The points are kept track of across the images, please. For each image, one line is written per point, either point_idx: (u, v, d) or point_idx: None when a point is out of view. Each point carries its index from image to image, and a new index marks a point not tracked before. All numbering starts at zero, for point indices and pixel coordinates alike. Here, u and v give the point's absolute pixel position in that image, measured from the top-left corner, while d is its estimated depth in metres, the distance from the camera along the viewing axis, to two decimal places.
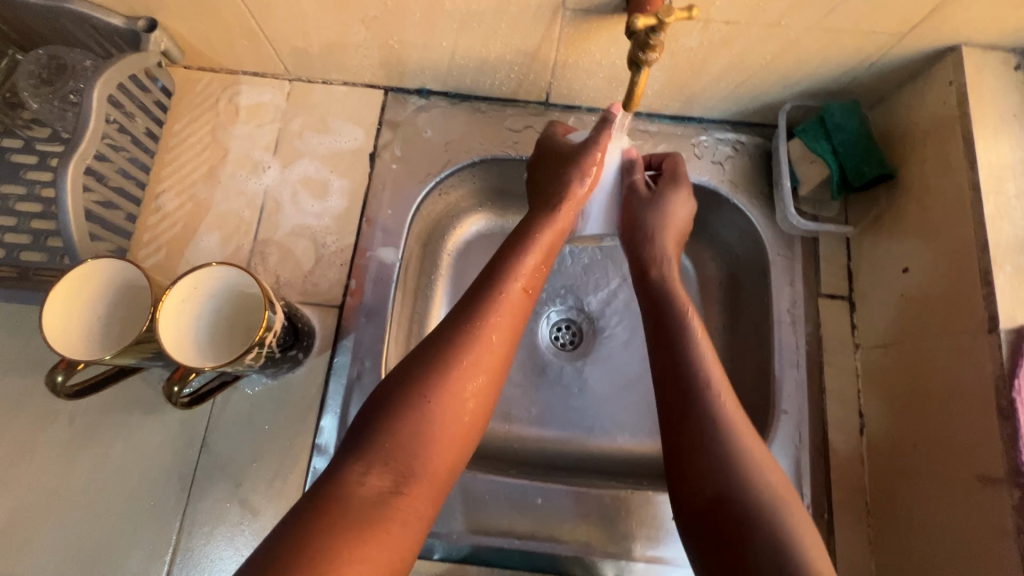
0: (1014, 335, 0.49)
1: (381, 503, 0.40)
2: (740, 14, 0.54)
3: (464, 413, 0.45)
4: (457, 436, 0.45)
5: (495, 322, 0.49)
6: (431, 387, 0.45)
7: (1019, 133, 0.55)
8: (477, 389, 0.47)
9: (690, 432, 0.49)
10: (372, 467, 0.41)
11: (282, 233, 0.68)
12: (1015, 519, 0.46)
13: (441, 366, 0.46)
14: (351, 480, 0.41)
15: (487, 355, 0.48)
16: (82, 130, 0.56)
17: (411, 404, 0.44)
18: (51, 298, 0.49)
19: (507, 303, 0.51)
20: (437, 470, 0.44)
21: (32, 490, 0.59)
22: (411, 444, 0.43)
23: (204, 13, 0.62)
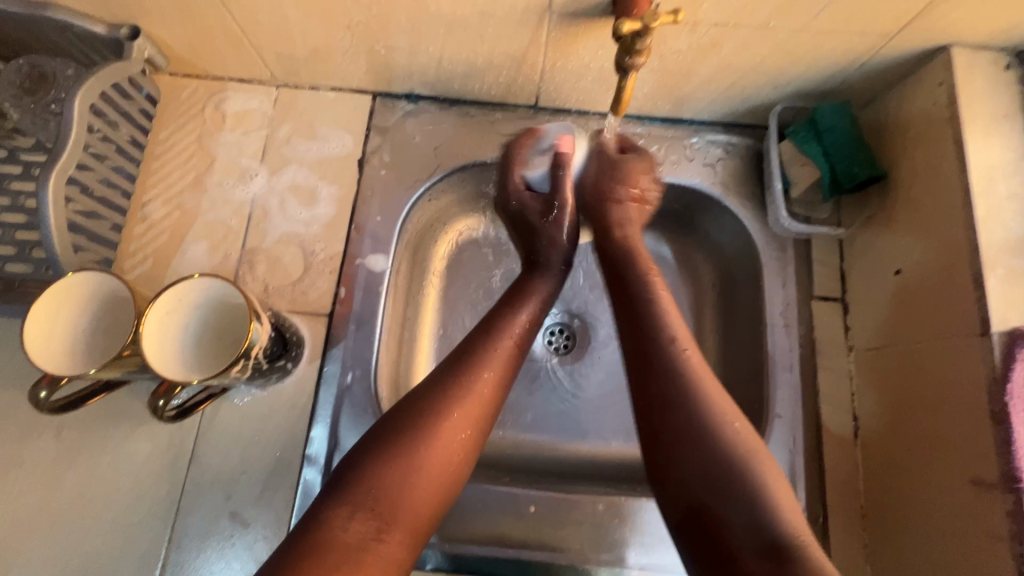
0: (1006, 338, 0.48)
1: (364, 548, 0.41)
2: (728, 17, 0.54)
3: (454, 462, 0.47)
4: (444, 482, 0.46)
5: (488, 369, 0.51)
6: (419, 438, 0.46)
7: (1010, 133, 0.54)
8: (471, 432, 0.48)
9: (670, 452, 0.46)
10: (357, 513, 0.42)
11: (270, 241, 0.67)
12: (1009, 524, 0.46)
13: (433, 413, 0.47)
14: (337, 526, 0.41)
15: (478, 402, 0.49)
16: (64, 141, 0.55)
17: (400, 452, 0.45)
18: (32, 312, 0.48)
19: (499, 354, 0.53)
20: (418, 516, 0.44)
21: (19, 505, 0.58)
22: (397, 492, 0.44)
23: (188, 20, 0.61)
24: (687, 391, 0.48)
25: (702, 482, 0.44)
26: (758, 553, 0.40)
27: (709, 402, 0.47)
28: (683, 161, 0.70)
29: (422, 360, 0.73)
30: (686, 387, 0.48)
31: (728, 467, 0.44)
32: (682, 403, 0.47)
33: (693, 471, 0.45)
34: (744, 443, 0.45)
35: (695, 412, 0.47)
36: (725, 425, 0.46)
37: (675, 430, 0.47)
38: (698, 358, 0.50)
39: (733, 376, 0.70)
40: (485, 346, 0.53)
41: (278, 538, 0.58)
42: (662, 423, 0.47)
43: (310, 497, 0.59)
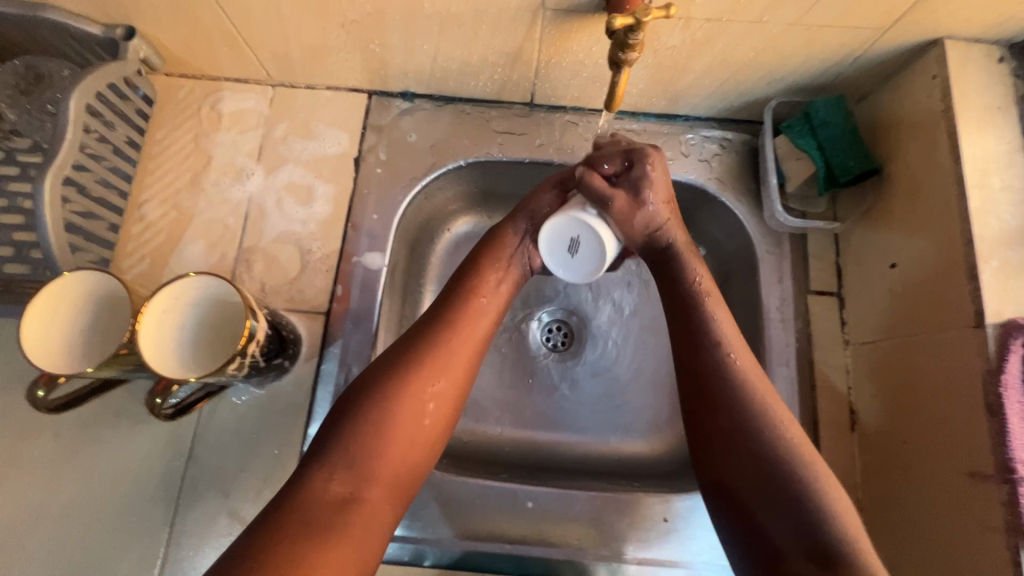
0: (1001, 329, 0.49)
1: (344, 507, 0.42)
2: (721, 12, 0.54)
3: (427, 423, 0.48)
4: (417, 444, 0.47)
5: (457, 330, 0.51)
6: (391, 399, 0.46)
7: (1004, 126, 0.54)
8: (440, 392, 0.49)
9: (720, 447, 0.48)
10: (334, 472, 0.43)
11: (267, 241, 0.67)
12: (1005, 515, 0.46)
13: (407, 370, 0.48)
14: (315, 483, 0.43)
15: (448, 364, 0.50)
16: (60, 141, 0.55)
17: (372, 411, 0.46)
18: (27, 314, 0.48)
19: (469, 320, 0.53)
20: (396, 474, 0.46)
21: (18, 505, 0.59)
22: (370, 450, 0.45)
23: (183, 20, 0.61)
24: (737, 389, 0.49)
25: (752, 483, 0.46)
26: (807, 557, 0.42)
27: (772, 420, 0.47)
28: (678, 157, 0.70)
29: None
30: (739, 389, 0.49)
31: (788, 481, 0.45)
32: (730, 403, 0.49)
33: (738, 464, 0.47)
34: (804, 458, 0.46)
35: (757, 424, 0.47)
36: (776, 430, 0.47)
37: (730, 430, 0.48)
38: (749, 362, 0.51)
39: None
40: (456, 309, 0.53)
41: None
42: (717, 424, 0.49)
43: None
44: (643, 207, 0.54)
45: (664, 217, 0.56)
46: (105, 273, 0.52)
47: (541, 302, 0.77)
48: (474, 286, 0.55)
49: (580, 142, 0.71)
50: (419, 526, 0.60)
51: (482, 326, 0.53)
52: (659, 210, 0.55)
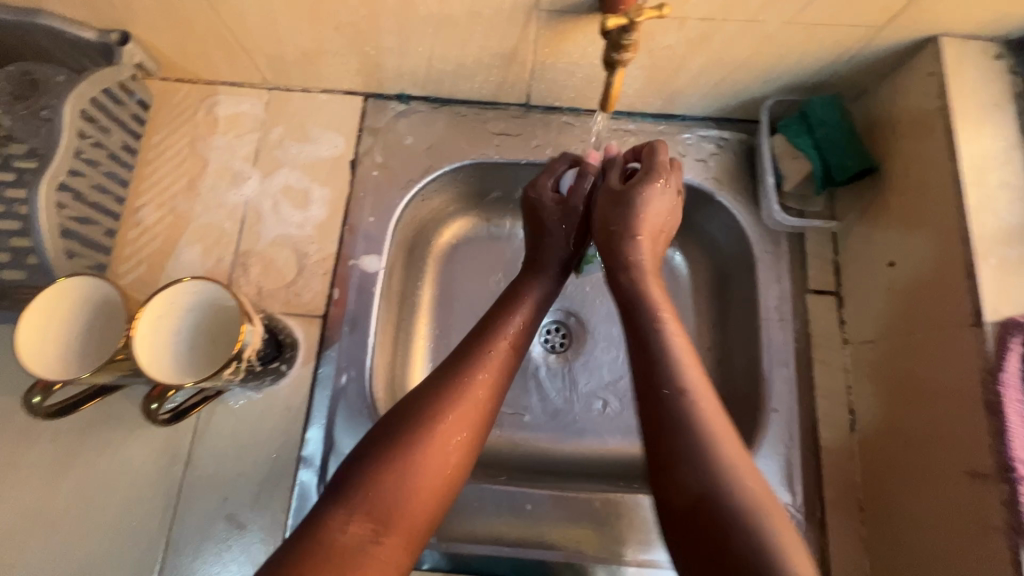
0: (999, 327, 0.48)
1: (359, 553, 0.40)
2: (716, 11, 0.54)
3: (451, 459, 0.47)
4: (441, 482, 0.46)
5: (483, 371, 0.52)
6: (416, 440, 0.46)
7: (1000, 123, 0.54)
8: (467, 425, 0.49)
9: (671, 464, 0.45)
10: (354, 514, 0.42)
11: (264, 244, 0.67)
12: (1004, 515, 0.46)
13: (431, 414, 0.48)
14: (334, 525, 0.41)
15: (474, 399, 0.50)
16: (54, 147, 0.55)
17: (396, 457, 0.45)
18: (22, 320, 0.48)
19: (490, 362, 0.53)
20: (415, 522, 0.44)
21: (16, 510, 0.58)
22: (391, 492, 0.43)
23: (177, 24, 0.61)
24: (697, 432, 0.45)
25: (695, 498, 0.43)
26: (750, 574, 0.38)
27: (711, 429, 0.45)
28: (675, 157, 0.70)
29: (417, 361, 0.72)
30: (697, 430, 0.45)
31: (734, 504, 0.42)
32: (689, 440, 0.45)
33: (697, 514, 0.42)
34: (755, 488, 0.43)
35: (706, 449, 0.44)
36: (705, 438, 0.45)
37: (681, 471, 0.44)
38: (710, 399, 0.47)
39: (729, 371, 0.69)
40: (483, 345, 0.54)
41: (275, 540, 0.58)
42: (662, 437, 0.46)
43: (307, 498, 0.59)
44: (621, 217, 0.59)
45: (640, 230, 0.59)
46: (101, 279, 0.52)
47: None
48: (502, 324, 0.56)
49: (577, 144, 0.71)
50: None
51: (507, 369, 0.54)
52: (636, 223, 0.59)
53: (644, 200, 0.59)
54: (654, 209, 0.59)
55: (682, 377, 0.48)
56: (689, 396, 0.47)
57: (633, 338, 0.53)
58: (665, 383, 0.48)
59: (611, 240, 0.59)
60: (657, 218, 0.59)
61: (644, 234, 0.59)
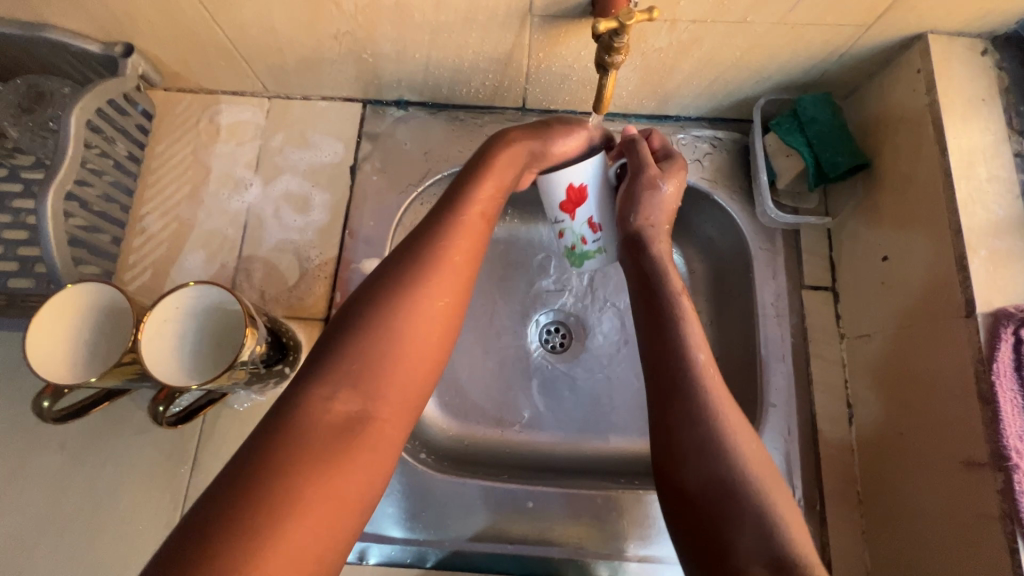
0: (991, 318, 0.49)
1: (347, 427, 0.40)
2: (706, 13, 0.55)
3: (432, 330, 0.46)
4: (426, 351, 0.45)
5: (453, 240, 0.49)
6: (391, 315, 0.44)
7: (988, 117, 0.55)
8: (443, 290, 0.47)
9: (679, 450, 0.47)
10: (336, 390, 0.41)
11: (266, 249, 0.68)
12: (1001, 503, 0.46)
13: (404, 285, 0.45)
14: (319, 402, 0.41)
15: (446, 267, 0.47)
16: (61, 157, 0.57)
17: (374, 328, 0.44)
18: (30, 330, 0.49)
19: (460, 230, 0.49)
20: (407, 395, 0.44)
21: (25, 515, 0.59)
22: (373, 367, 0.43)
23: (180, 36, 0.62)
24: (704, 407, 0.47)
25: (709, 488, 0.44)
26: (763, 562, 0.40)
27: (725, 422, 0.47)
28: None
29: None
30: (704, 408, 0.47)
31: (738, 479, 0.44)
32: (698, 419, 0.47)
33: (704, 486, 0.45)
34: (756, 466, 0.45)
35: (717, 430, 0.46)
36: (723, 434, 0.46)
37: (690, 449, 0.46)
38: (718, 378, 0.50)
39: (728, 368, 0.70)
40: (450, 217, 0.50)
41: None
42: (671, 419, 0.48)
43: None
44: (647, 205, 0.57)
45: (660, 219, 0.57)
46: (104, 283, 0.53)
47: (539, 304, 0.78)
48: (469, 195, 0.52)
49: None
50: (421, 527, 0.60)
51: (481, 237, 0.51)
52: (658, 210, 0.57)
53: (667, 189, 0.57)
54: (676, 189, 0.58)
55: (693, 356, 0.50)
56: (699, 375, 0.49)
57: (648, 322, 0.54)
58: (677, 363, 0.50)
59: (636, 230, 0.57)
60: (672, 207, 0.58)
61: (662, 221, 0.58)
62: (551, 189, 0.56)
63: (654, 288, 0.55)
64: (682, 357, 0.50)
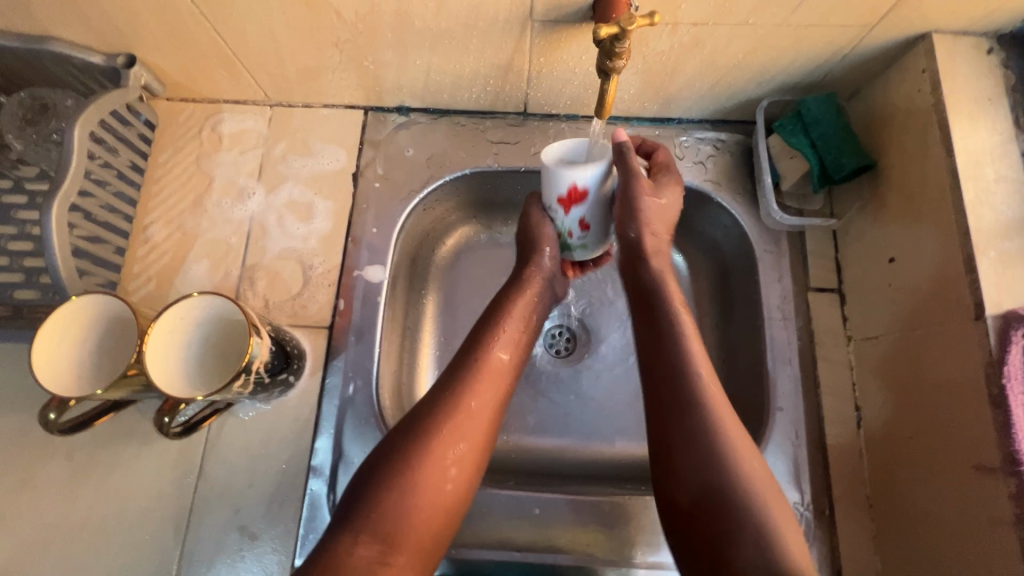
0: (1001, 321, 0.48)
1: (370, 572, 0.43)
2: (707, 16, 0.55)
3: (455, 477, 0.49)
4: (450, 493, 0.48)
5: (475, 394, 0.53)
6: (416, 463, 0.48)
7: (995, 116, 0.55)
8: (465, 456, 0.50)
9: (677, 461, 0.49)
10: (362, 536, 0.44)
11: (270, 258, 0.68)
12: (1013, 508, 0.45)
13: (426, 436, 0.49)
14: (343, 547, 0.43)
15: (469, 422, 0.51)
16: (65, 169, 0.57)
17: (399, 474, 0.47)
18: (36, 346, 0.49)
19: (484, 385, 0.53)
20: (424, 537, 0.46)
21: (32, 526, 0.59)
22: (400, 515, 0.46)
23: (182, 46, 0.63)
24: (705, 425, 0.49)
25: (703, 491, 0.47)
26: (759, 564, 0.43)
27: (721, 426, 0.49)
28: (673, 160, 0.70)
29: (423, 371, 0.73)
30: (708, 426, 0.49)
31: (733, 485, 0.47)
32: (699, 435, 0.49)
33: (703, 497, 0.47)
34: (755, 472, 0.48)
35: (719, 443, 0.49)
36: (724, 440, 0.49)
37: (693, 473, 0.48)
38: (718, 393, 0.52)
39: (734, 371, 0.70)
40: (472, 363, 0.55)
41: (288, 548, 0.59)
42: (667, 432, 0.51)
43: (318, 509, 0.60)
44: (642, 221, 0.56)
45: (659, 232, 0.58)
46: (109, 295, 0.53)
47: None
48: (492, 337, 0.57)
49: None
50: None
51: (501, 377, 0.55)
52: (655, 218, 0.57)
53: (650, 203, 0.55)
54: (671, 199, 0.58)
55: (694, 373, 0.52)
56: (699, 390, 0.51)
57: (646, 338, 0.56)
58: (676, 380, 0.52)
59: (637, 243, 0.58)
60: (669, 218, 0.59)
61: (661, 232, 0.58)
62: (555, 179, 0.52)
63: (657, 311, 0.57)
64: (682, 373, 0.52)
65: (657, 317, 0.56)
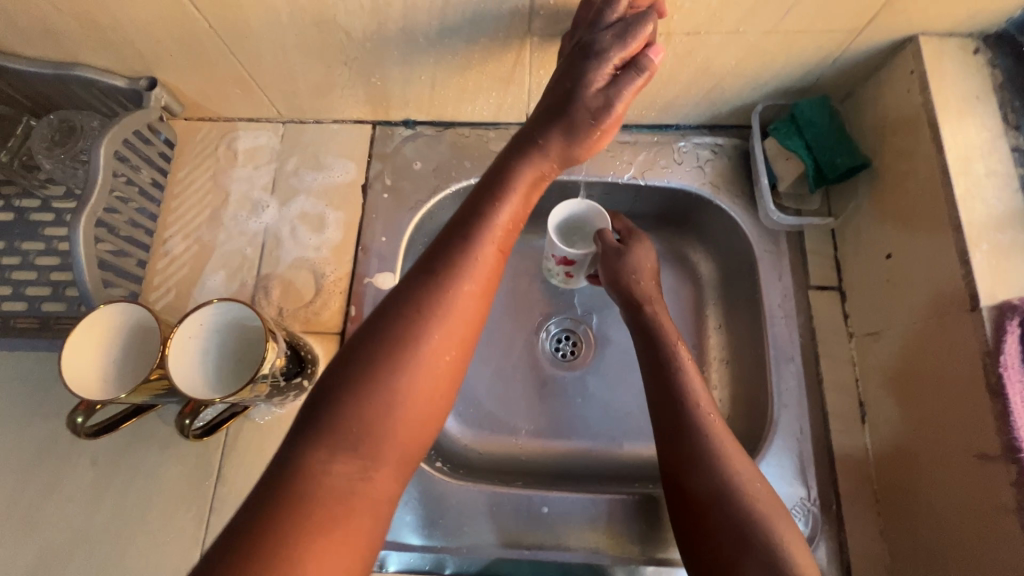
0: (996, 311, 0.49)
1: (349, 490, 0.39)
2: (699, 26, 0.57)
3: (443, 375, 0.44)
4: (436, 387, 0.43)
5: (473, 271, 0.46)
6: (395, 363, 0.42)
7: (983, 114, 0.56)
8: (454, 339, 0.45)
9: (689, 478, 0.52)
10: (336, 453, 0.39)
11: (283, 267, 0.71)
12: (1015, 495, 0.46)
13: (413, 335, 0.43)
14: (313, 465, 0.39)
15: (462, 306, 0.45)
16: (91, 186, 0.60)
17: (376, 381, 0.41)
18: (64, 362, 0.51)
19: (482, 263, 0.47)
20: (404, 452, 0.42)
21: (57, 530, 0.61)
22: (377, 427, 0.41)
23: (200, 68, 0.66)
24: (718, 461, 0.51)
25: (718, 512, 0.49)
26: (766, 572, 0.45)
27: (725, 453, 0.52)
28: (671, 165, 0.73)
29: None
30: (719, 461, 0.51)
31: (750, 522, 0.48)
32: (710, 469, 0.51)
33: (723, 531, 0.48)
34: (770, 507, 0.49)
35: (730, 477, 0.50)
36: (729, 465, 0.51)
37: (713, 506, 0.49)
38: (721, 424, 0.55)
39: (739, 370, 0.71)
40: (470, 238, 0.48)
41: None
42: (678, 451, 0.53)
43: None
44: (628, 268, 0.65)
45: (646, 277, 0.65)
46: (123, 305, 0.55)
47: (549, 313, 0.79)
48: (488, 212, 0.50)
49: None
50: (438, 534, 0.61)
51: (502, 252, 0.49)
52: (640, 269, 0.65)
53: (637, 257, 0.66)
54: (645, 262, 0.66)
55: (698, 409, 0.55)
56: (706, 424, 0.54)
57: (652, 368, 0.60)
58: (682, 412, 0.55)
59: (627, 288, 0.65)
60: (650, 268, 0.66)
61: (645, 279, 0.65)
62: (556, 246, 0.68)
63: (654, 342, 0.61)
64: (686, 406, 0.55)
65: (657, 354, 0.60)
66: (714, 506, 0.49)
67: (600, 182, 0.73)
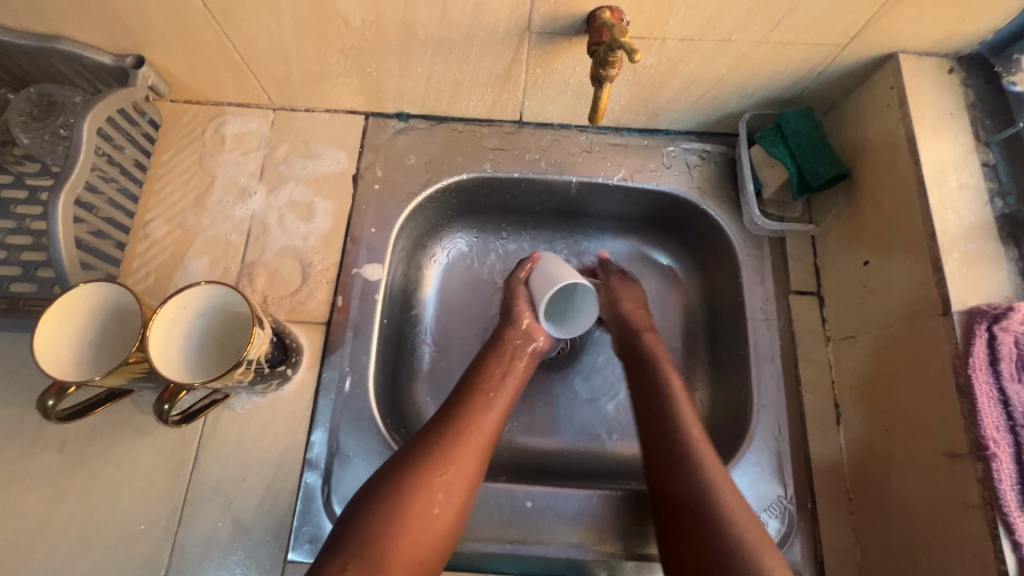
0: (966, 315, 0.51)
1: None
2: (693, 32, 0.58)
3: (441, 505, 0.53)
4: (431, 536, 0.52)
5: (471, 420, 0.58)
6: (401, 493, 0.52)
7: (957, 130, 0.59)
8: (452, 495, 0.54)
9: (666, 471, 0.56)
10: (350, 560, 0.48)
11: (269, 254, 0.70)
12: (980, 491, 0.48)
13: (416, 468, 0.54)
14: (331, 570, 0.48)
15: (457, 475, 0.55)
16: (72, 163, 0.58)
17: (388, 500, 0.52)
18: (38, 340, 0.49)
19: (479, 421, 0.59)
20: (406, 568, 0.50)
21: (18, 518, 0.59)
22: (383, 538, 0.50)
23: (191, 49, 0.65)
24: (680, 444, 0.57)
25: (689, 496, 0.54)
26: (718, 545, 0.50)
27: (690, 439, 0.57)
28: (660, 168, 0.74)
29: (417, 380, 0.75)
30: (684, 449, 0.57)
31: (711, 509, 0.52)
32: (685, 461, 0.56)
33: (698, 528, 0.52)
34: (722, 486, 0.54)
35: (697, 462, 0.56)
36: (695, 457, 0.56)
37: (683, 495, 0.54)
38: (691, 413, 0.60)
39: (721, 370, 0.73)
40: (473, 396, 0.61)
41: (281, 542, 0.59)
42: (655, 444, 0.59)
43: (312, 502, 0.60)
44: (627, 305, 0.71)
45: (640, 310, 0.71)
46: (93, 292, 0.53)
47: None
48: (490, 373, 0.63)
49: (568, 158, 0.75)
50: None
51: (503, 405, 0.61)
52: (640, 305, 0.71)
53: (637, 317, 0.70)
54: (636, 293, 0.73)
55: (688, 436, 0.58)
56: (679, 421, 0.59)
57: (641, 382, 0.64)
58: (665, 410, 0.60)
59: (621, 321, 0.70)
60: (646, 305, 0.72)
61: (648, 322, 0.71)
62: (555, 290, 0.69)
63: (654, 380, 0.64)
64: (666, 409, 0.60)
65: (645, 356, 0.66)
66: (693, 516, 0.53)
67: (590, 182, 0.74)
